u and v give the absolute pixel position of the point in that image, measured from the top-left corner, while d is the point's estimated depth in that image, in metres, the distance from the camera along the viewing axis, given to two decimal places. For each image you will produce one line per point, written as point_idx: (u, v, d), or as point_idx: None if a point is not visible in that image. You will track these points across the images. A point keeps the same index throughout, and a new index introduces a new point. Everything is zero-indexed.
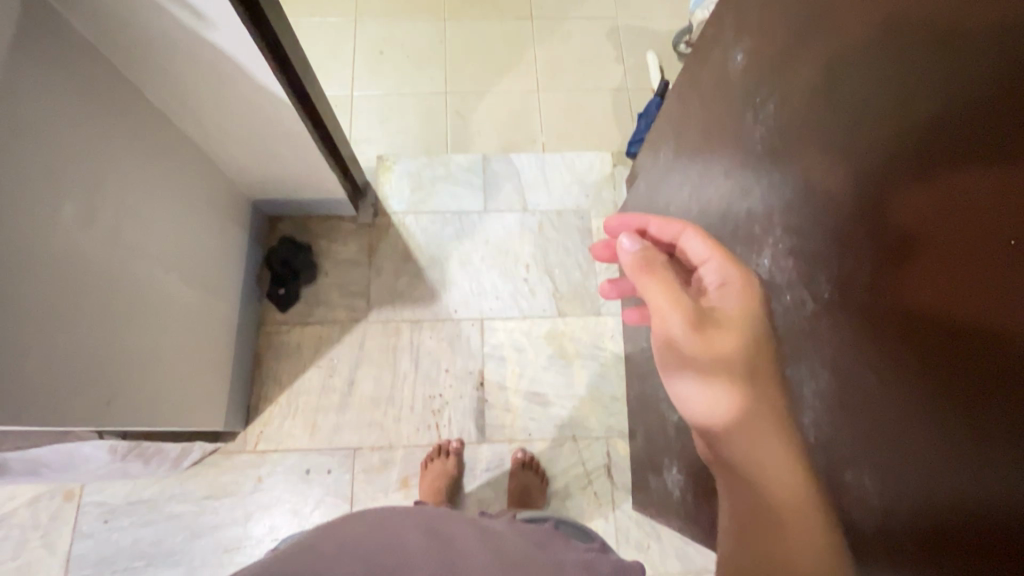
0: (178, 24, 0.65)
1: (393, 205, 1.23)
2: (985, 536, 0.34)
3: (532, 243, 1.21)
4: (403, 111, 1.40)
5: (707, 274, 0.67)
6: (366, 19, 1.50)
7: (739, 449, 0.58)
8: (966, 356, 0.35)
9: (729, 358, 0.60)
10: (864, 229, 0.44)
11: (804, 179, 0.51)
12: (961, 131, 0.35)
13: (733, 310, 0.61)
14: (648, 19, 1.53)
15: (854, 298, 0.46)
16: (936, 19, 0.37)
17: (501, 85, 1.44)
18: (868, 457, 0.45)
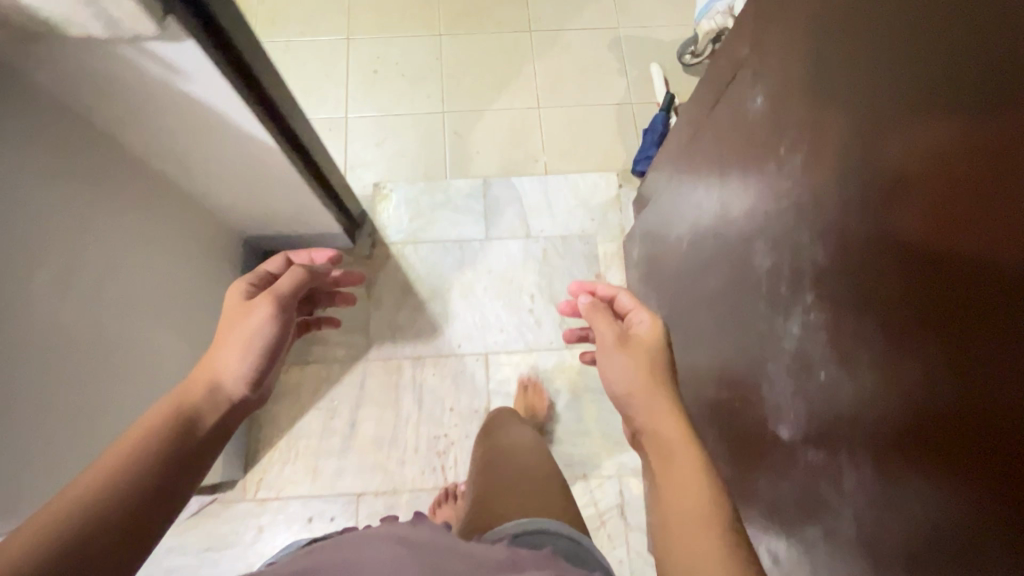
0: (150, 76, 0.60)
1: (391, 234, 1.17)
2: (1003, 468, 0.33)
3: (537, 271, 1.16)
4: (400, 133, 1.36)
5: (636, 316, 0.70)
6: (359, 36, 1.45)
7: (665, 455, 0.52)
8: (964, 284, 0.35)
9: (639, 363, 0.62)
10: (875, 252, 0.42)
11: (827, 230, 0.48)
12: (948, 76, 0.35)
13: (650, 335, 0.66)
14: (651, 28, 1.48)
15: (867, 327, 0.44)
16: (942, 38, 0.35)
17: (500, 103, 1.40)
18: (869, 420, 0.44)
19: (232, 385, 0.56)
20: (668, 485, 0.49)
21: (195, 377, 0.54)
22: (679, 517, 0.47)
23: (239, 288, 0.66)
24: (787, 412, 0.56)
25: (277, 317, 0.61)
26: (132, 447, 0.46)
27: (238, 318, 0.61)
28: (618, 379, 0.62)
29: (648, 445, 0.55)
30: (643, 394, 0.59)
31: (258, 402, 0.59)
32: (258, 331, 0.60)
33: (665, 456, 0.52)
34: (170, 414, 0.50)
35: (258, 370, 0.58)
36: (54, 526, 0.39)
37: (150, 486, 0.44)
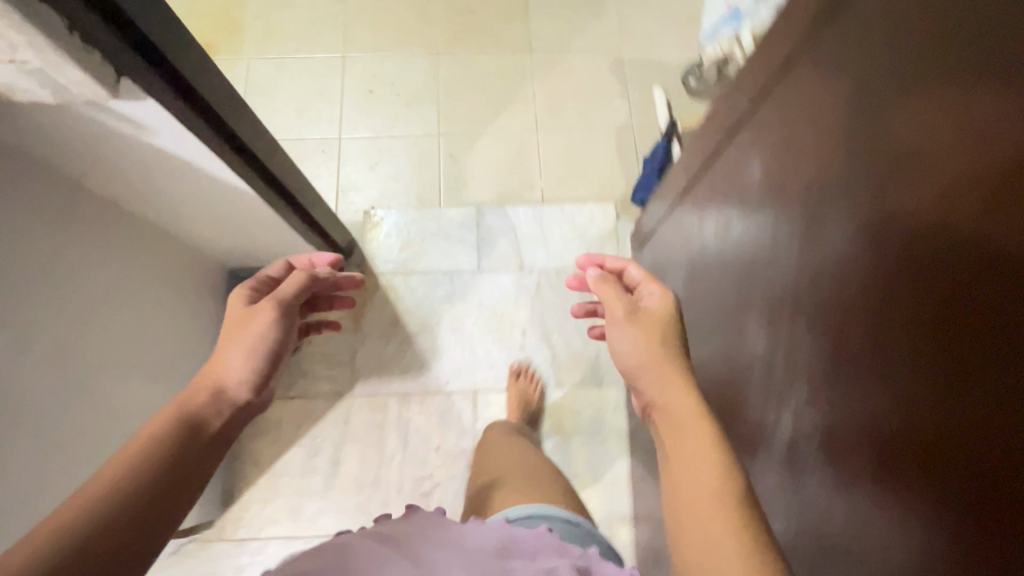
0: (111, 129, 0.58)
1: (380, 264, 1.14)
2: (1013, 493, 0.28)
3: (529, 306, 1.12)
4: (395, 156, 1.33)
5: (645, 288, 0.69)
6: (355, 53, 1.42)
7: (676, 435, 0.50)
8: (974, 281, 0.30)
9: (650, 334, 0.61)
10: (864, 260, 0.39)
11: (816, 277, 0.45)
12: (944, 52, 0.32)
13: (659, 306, 0.65)
14: (655, 50, 1.44)
15: (855, 342, 0.40)
16: (938, 23, 0.32)
17: (498, 125, 1.36)
18: (868, 433, 0.39)
19: (235, 388, 0.57)
20: (676, 464, 0.48)
21: (197, 382, 0.55)
22: (691, 499, 0.45)
23: (241, 293, 0.69)
24: (786, 500, 0.54)
25: (277, 323, 0.64)
26: (136, 449, 0.46)
27: (242, 322, 0.63)
28: (628, 349, 0.61)
29: (661, 422, 0.53)
30: (654, 368, 0.57)
31: (263, 408, 0.60)
32: (262, 332, 0.62)
33: (676, 433, 0.50)
34: (174, 420, 0.50)
35: (261, 372, 0.60)
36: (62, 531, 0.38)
37: (158, 489, 0.44)
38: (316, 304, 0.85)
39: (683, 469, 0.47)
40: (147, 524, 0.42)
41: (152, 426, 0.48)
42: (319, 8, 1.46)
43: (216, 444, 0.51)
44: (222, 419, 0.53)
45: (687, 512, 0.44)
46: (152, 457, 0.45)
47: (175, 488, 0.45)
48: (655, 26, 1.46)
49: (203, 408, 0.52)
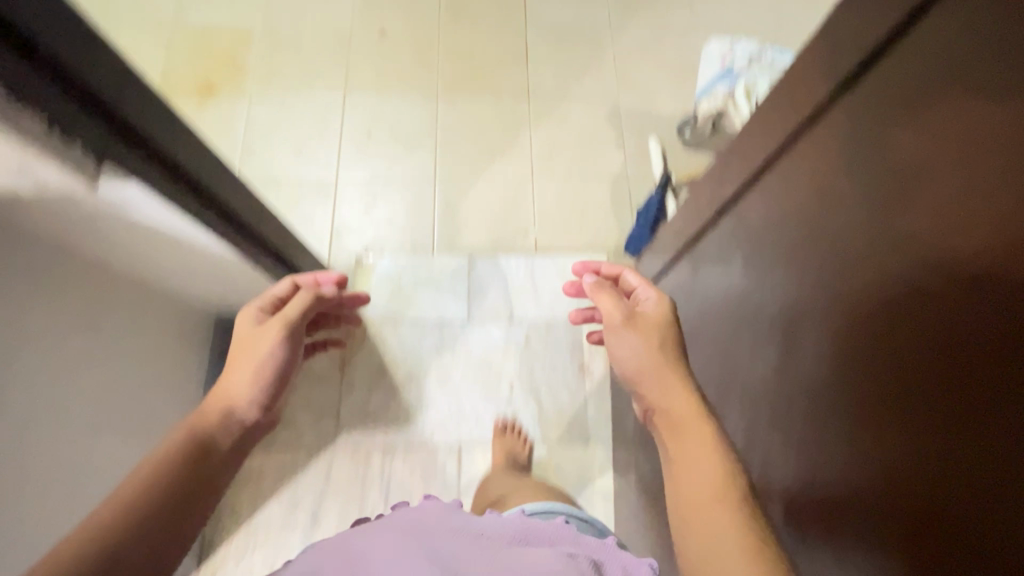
0: (95, 209, 0.59)
1: (370, 312, 1.14)
2: (984, 499, 0.33)
3: (518, 359, 1.12)
4: (390, 198, 1.33)
5: (641, 293, 0.75)
6: (355, 95, 1.44)
7: (681, 434, 0.55)
8: (960, 320, 0.35)
9: (649, 340, 0.66)
10: (852, 287, 0.44)
11: (806, 303, 0.50)
12: (937, 114, 0.37)
13: (656, 311, 0.70)
14: (651, 101, 1.46)
15: (843, 358, 0.45)
16: (934, 91, 0.38)
17: (494, 171, 1.37)
18: (854, 437, 0.44)
19: (245, 408, 0.66)
20: (679, 463, 0.54)
21: (210, 401, 0.64)
22: (695, 495, 0.50)
23: (251, 312, 0.77)
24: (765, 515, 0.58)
25: (282, 347, 0.72)
26: (152, 468, 0.55)
27: (252, 344, 0.72)
28: (630, 355, 0.66)
29: (662, 424, 0.59)
30: (655, 373, 0.62)
31: (270, 422, 0.69)
32: (268, 355, 0.71)
33: (676, 434, 0.56)
34: (187, 439, 0.59)
35: (268, 393, 0.69)
36: (92, 540, 0.48)
37: (163, 505, 0.53)
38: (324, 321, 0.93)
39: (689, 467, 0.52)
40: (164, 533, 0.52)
41: (169, 445, 0.58)
42: (323, 49, 1.48)
43: (225, 459, 0.60)
44: (231, 438, 0.62)
45: (690, 509, 0.50)
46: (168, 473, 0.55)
47: (181, 504, 0.54)
48: (651, 77, 1.49)
49: (214, 430, 0.61)
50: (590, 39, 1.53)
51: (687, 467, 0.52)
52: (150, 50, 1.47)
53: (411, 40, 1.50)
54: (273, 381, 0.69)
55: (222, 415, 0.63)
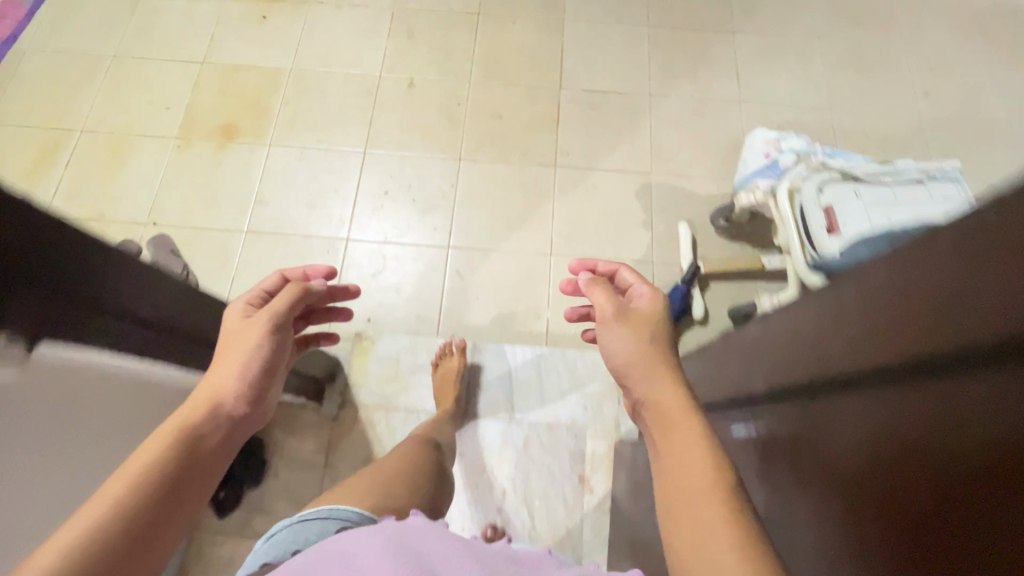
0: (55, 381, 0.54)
1: (364, 395, 1.10)
2: None
3: (514, 462, 1.06)
4: (399, 265, 1.28)
5: (637, 290, 0.74)
6: (376, 150, 1.39)
7: (669, 447, 0.52)
8: (969, 399, 0.31)
9: (640, 334, 0.66)
10: (885, 402, 0.39)
11: (834, 408, 0.45)
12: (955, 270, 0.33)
13: (648, 309, 0.70)
14: (685, 178, 1.37)
15: (872, 471, 0.39)
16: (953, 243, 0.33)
17: (510, 244, 1.30)
18: (862, 499, 0.40)
19: (230, 402, 0.60)
20: (670, 472, 0.50)
21: (197, 393, 0.59)
22: (684, 490, 0.48)
23: (237, 307, 0.71)
24: None
25: (269, 338, 0.66)
26: (136, 469, 0.48)
27: (240, 334, 0.67)
28: (620, 347, 0.65)
29: (652, 423, 0.57)
30: (643, 371, 0.61)
31: (260, 418, 0.64)
32: (255, 345, 0.66)
33: (666, 427, 0.54)
34: (174, 437, 0.53)
35: (253, 384, 0.63)
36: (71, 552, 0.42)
37: (137, 514, 0.46)
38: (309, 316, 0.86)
39: (677, 486, 0.49)
40: (147, 539, 0.46)
41: (151, 444, 0.52)
42: (348, 100, 1.44)
43: (212, 458, 0.54)
44: (217, 434, 0.56)
45: (683, 508, 0.47)
46: (155, 475, 0.49)
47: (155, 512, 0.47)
48: (688, 152, 1.40)
49: (200, 425, 0.56)
50: (624, 108, 1.45)
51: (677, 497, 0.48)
52: (176, 89, 1.45)
53: (438, 96, 1.45)
54: (258, 372, 0.64)
55: (211, 407, 0.57)
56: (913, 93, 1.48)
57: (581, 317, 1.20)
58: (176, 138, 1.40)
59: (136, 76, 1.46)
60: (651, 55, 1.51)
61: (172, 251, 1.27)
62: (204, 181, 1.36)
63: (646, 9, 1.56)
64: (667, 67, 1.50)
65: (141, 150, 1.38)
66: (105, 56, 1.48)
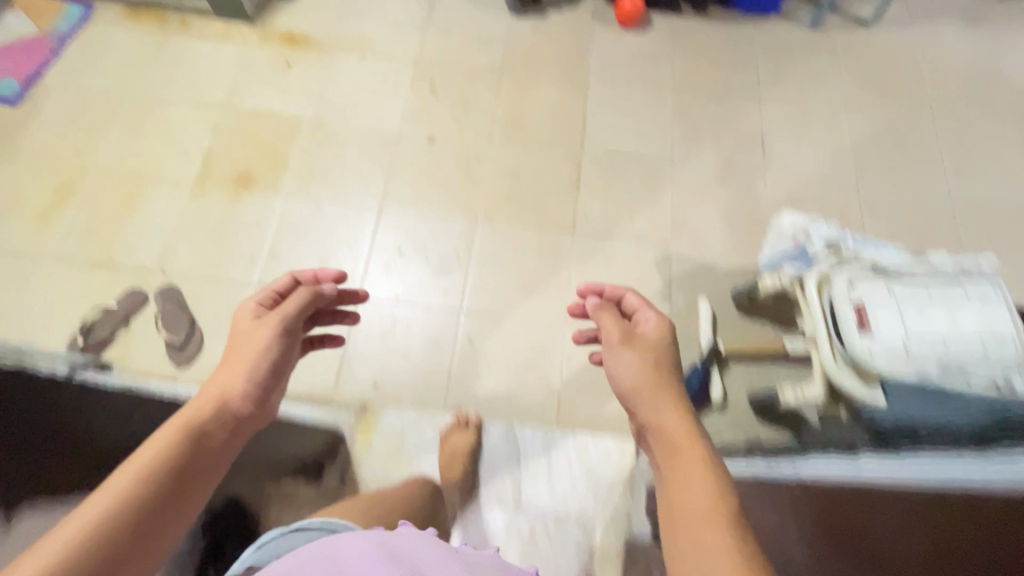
0: None
1: (366, 472, 1.08)
2: None
3: (518, 554, 1.02)
4: (409, 328, 1.24)
5: (642, 316, 0.87)
6: (392, 206, 1.37)
7: (675, 472, 0.65)
8: None
9: (645, 358, 0.80)
10: None
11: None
12: None
13: (653, 333, 0.84)
14: (706, 250, 1.34)
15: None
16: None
17: (524, 311, 1.26)
18: None
19: (236, 402, 0.73)
20: (676, 484, 0.64)
21: (205, 394, 0.72)
22: (688, 507, 0.61)
23: (246, 317, 0.85)
24: None
25: (277, 337, 0.81)
26: (141, 459, 0.60)
27: (251, 339, 0.81)
28: (627, 370, 0.79)
29: (657, 438, 0.71)
30: (650, 391, 0.75)
31: (263, 414, 0.77)
32: (265, 346, 0.80)
33: (672, 450, 0.68)
34: (179, 432, 0.65)
35: (263, 379, 0.77)
36: (86, 525, 0.52)
37: (149, 497, 0.57)
38: (318, 316, 0.98)
39: (683, 507, 0.61)
40: (157, 518, 0.57)
41: (157, 439, 0.63)
42: (366, 152, 1.43)
43: (215, 449, 0.67)
44: (218, 427, 0.69)
45: (683, 522, 0.60)
46: (162, 462, 0.61)
47: (169, 496, 0.59)
48: (710, 223, 1.37)
49: (206, 422, 0.68)
50: (646, 174, 1.42)
51: (681, 522, 0.60)
52: (196, 134, 1.44)
53: (458, 153, 1.44)
54: (267, 368, 0.78)
55: (215, 404, 0.71)
56: (943, 169, 1.44)
57: (594, 398, 1.16)
58: (191, 184, 1.38)
59: (157, 119, 1.46)
60: (675, 120, 1.49)
61: (178, 302, 1.24)
62: (217, 230, 1.34)
63: (670, 74, 1.55)
64: (690, 132, 1.48)
65: (155, 195, 1.37)
66: (128, 98, 1.48)
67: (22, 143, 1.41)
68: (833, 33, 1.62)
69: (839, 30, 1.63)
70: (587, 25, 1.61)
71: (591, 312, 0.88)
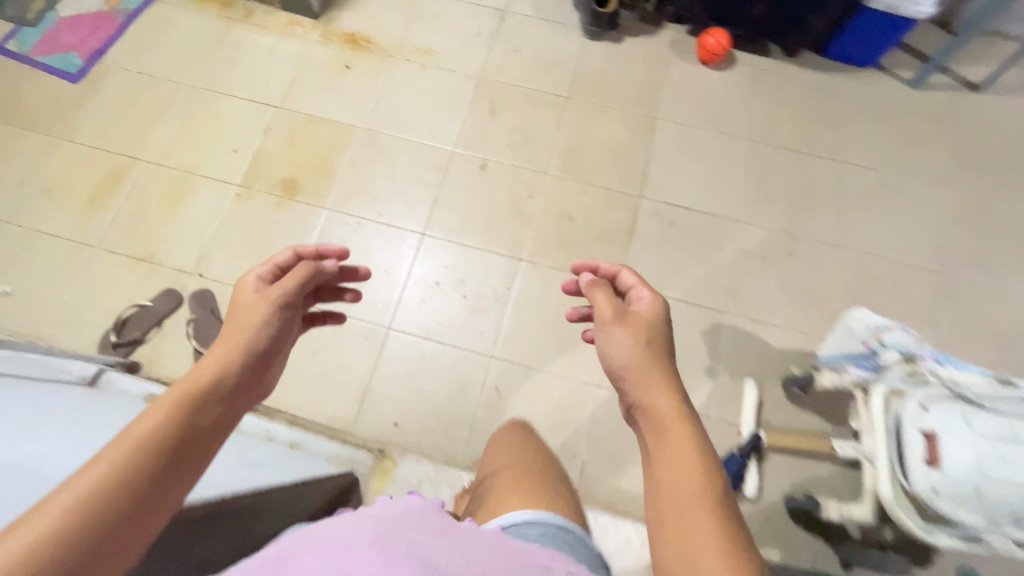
0: None
1: None
2: None
3: None
4: (437, 368, 1.20)
5: (636, 291, 0.73)
6: (435, 233, 1.32)
7: (662, 472, 0.55)
8: None
9: (639, 337, 0.67)
10: None
11: None
12: None
13: (647, 309, 0.70)
14: (760, 325, 1.25)
15: None
16: None
17: (557, 365, 1.21)
18: None
19: (234, 375, 0.63)
20: (666, 486, 0.54)
21: (198, 368, 0.62)
22: (679, 496, 0.53)
23: (247, 285, 0.74)
24: None
25: (277, 314, 0.71)
26: (131, 441, 0.51)
27: (250, 312, 0.70)
28: (618, 351, 0.66)
29: (646, 427, 0.61)
30: (643, 374, 0.63)
31: (263, 388, 0.67)
32: (264, 321, 0.70)
33: (660, 441, 0.58)
34: (175, 405, 0.56)
35: (264, 354, 0.68)
36: (77, 498, 0.45)
37: (135, 479, 0.49)
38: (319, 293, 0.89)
39: (674, 515, 0.52)
40: (151, 498, 0.49)
41: (148, 414, 0.54)
42: (415, 172, 1.38)
43: (214, 428, 0.58)
44: (218, 406, 0.59)
45: (675, 512, 0.52)
46: (153, 441, 0.51)
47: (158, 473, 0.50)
48: (769, 296, 1.27)
49: (202, 399, 0.58)
50: (706, 232, 1.33)
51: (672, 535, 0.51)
52: (247, 130, 1.41)
53: (509, 184, 1.37)
54: (267, 343, 0.69)
55: (214, 378, 0.61)
56: None
57: (618, 473, 1.12)
58: (237, 185, 1.36)
59: (210, 111, 1.43)
60: (745, 175, 1.38)
61: (210, 309, 1.23)
62: (257, 236, 1.31)
63: (748, 122, 1.43)
64: (761, 191, 1.37)
65: (200, 192, 1.35)
66: (184, 85, 1.46)
67: (79, 120, 1.41)
68: (937, 95, 1.47)
69: (943, 92, 1.47)
70: (664, 57, 1.50)
71: (583, 287, 0.75)
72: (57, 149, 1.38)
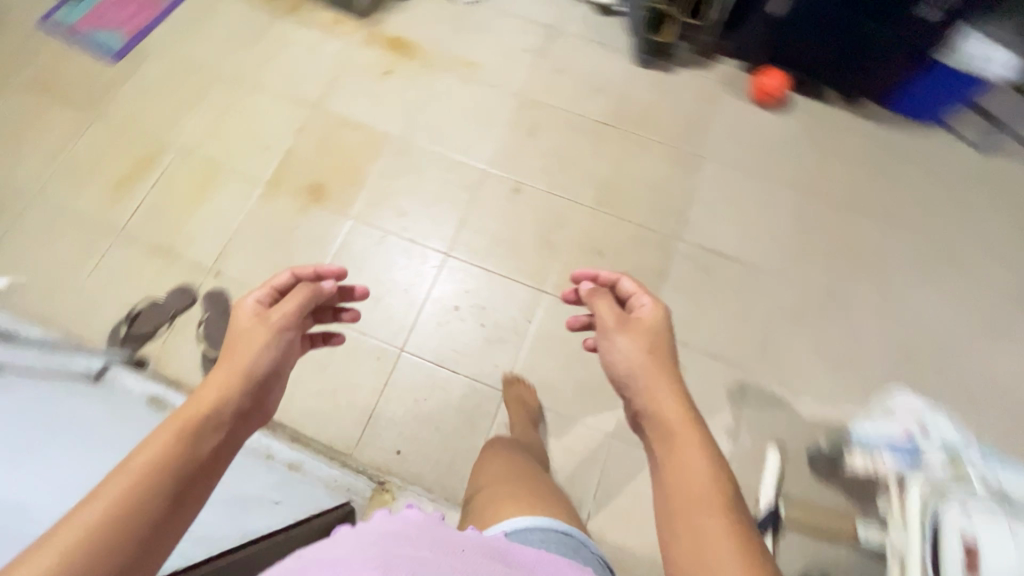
0: None
1: None
2: None
3: None
4: (447, 398, 1.16)
5: (636, 298, 0.74)
6: (458, 256, 1.27)
7: (670, 476, 0.54)
8: None
9: (641, 342, 0.67)
10: None
11: None
12: None
13: (650, 316, 0.70)
14: (789, 389, 1.18)
15: None
16: None
17: (571, 409, 1.15)
18: None
19: (235, 402, 0.59)
20: (675, 493, 0.53)
21: (197, 394, 0.58)
22: (685, 500, 0.52)
23: (246, 308, 0.70)
24: None
25: (278, 339, 0.67)
26: (132, 478, 0.46)
27: (246, 337, 0.67)
28: (622, 356, 0.67)
29: (653, 433, 0.60)
30: (648, 379, 0.63)
31: (261, 416, 0.64)
32: (266, 343, 0.66)
33: (668, 446, 0.57)
34: (174, 438, 0.51)
35: (266, 378, 0.64)
36: (74, 542, 0.41)
37: (142, 518, 0.45)
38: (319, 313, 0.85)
39: (685, 521, 0.50)
40: (152, 542, 0.45)
41: (148, 445, 0.50)
42: (444, 190, 1.33)
43: (214, 458, 0.54)
44: (216, 438, 0.55)
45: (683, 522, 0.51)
46: (155, 475, 0.47)
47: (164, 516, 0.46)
48: (801, 359, 1.20)
49: (203, 430, 0.54)
50: (741, 283, 1.26)
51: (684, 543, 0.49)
52: (278, 128, 1.38)
53: (540, 212, 1.31)
54: (270, 366, 0.65)
55: (214, 404, 0.57)
56: None
57: (624, 531, 1.07)
58: (263, 184, 1.33)
59: (243, 105, 1.40)
60: (789, 227, 1.31)
61: (222, 311, 1.21)
62: (277, 239, 1.28)
63: (796, 171, 1.36)
64: (803, 246, 1.30)
65: (225, 187, 1.32)
66: (220, 75, 1.43)
67: (112, 101, 1.39)
68: (1002, 161, 1.38)
69: (1009, 159, 1.38)
70: (715, 93, 1.43)
71: (584, 299, 0.76)
72: (87, 129, 1.37)
